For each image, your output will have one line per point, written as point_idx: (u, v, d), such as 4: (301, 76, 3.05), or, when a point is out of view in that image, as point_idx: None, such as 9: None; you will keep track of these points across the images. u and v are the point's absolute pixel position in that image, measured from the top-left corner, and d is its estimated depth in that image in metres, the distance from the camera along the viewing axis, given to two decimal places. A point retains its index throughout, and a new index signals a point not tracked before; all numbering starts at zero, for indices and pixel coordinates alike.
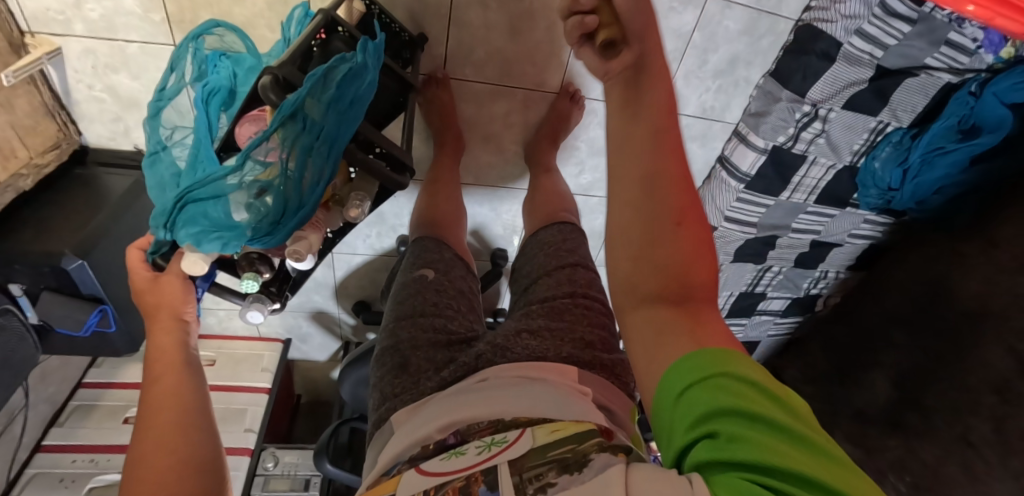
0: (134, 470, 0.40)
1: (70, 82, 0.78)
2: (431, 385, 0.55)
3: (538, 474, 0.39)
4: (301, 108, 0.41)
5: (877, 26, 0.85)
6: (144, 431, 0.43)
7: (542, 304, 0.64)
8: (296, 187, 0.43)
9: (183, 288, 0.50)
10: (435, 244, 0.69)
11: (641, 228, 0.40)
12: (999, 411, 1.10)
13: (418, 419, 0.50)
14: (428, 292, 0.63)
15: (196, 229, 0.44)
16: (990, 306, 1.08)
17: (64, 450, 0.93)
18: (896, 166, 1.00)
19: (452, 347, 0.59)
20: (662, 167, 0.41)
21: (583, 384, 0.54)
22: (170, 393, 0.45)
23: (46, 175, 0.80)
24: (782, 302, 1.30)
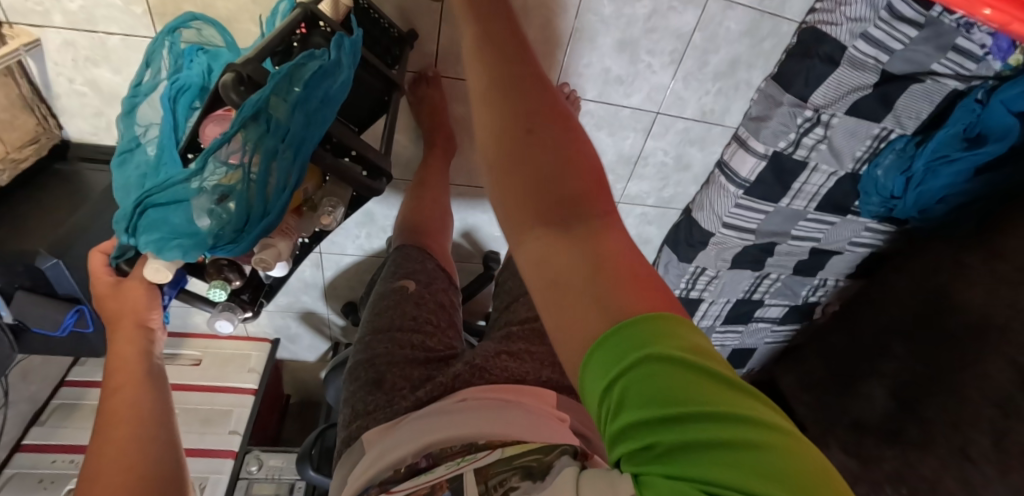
0: (88, 486, 0.38)
1: (51, 75, 0.76)
2: (406, 405, 0.52)
3: (502, 479, 0.38)
4: (263, 107, 0.39)
5: (882, 30, 0.82)
6: (100, 446, 0.41)
7: (522, 326, 0.62)
8: (260, 192, 0.41)
9: (148, 295, 0.47)
10: (417, 254, 0.67)
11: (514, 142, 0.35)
12: (1000, 426, 1.07)
13: (391, 440, 0.48)
14: (407, 305, 0.60)
15: (157, 235, 0.42)
16: (992, 318, 1.05)
17: (45, 451, 0.91)
18: (899, 174, 0.97)
19: (432, 363, 0.56)
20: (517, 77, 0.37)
21: (561, 410, 0.52)
22: (129, 406, 0.43)
23: (25, 170, 0.78)
24: (780, 309, 1.27)
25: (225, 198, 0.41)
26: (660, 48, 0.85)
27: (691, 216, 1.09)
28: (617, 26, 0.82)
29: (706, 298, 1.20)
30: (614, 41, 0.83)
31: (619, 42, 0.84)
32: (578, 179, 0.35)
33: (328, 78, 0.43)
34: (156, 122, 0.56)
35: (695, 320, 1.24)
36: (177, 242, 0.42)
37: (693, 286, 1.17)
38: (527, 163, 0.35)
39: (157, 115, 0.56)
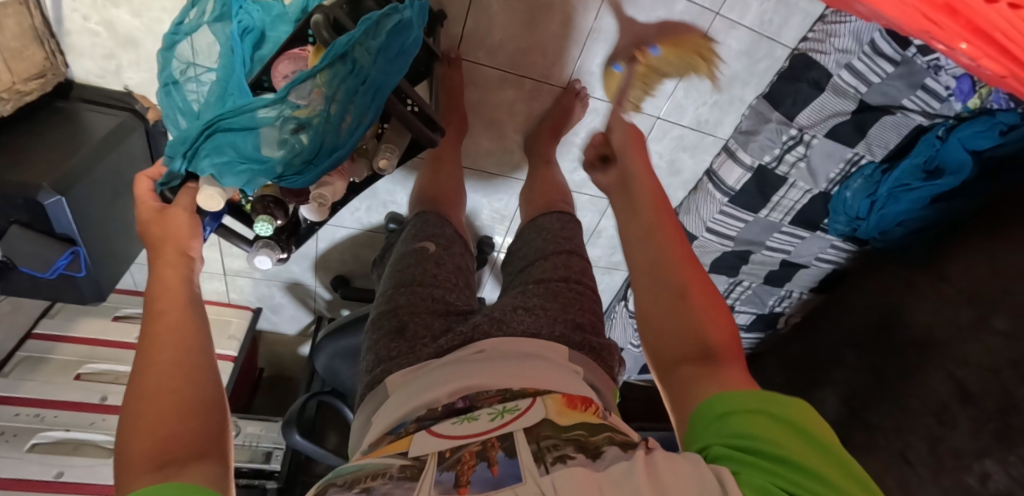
0: (137, 405, 0.42)
1: (66, 11, 0.74)
2: (428, 351, 0.63)
3: (554, 445, 0.42)
4: (351, 51, 0.49)
5: (865, 63, 0.91)
6: (145, 369, 0.44)
7: (538, 284, 0.74)
8: (334, 129, 0.51)
9: (188, 222, 0.56)
10: (438, 220, 0.79)
11: (662, 307, 0.57)
12: (935, 432, 1.11)
13: (420, 383, 0.57)
14: (428, 263, 0.73)
15: (221, 159, 0.51)
16: (936, 335, 1.13)
17: (7, 403, 0.86)
18: (865, 197, 1.07)
19: (451, 316, 0.69)
20: (663, 258, 0.61)
21: (574, 362, 0.63)
22: (171, 333, 0.47)
23: (27, 104, 0.75)
24: (748, 317, 1.36)
25: (300, 130, 0.51)
26: (667, 57, 0.91)
27: (677, 219, 1.17)
28: (631, 32, 0.87)
29: None
30: (628, 44, 0.88)
31: (631, 47, 0.89)
32: (702, 291, 0.57)
33: (404, 32, 0.53)
34: (197, 62, 0.57)
35: None
36: (244, 166, 0.51)
37: None
38: (658, 280, 0.59)
39: (201, 56, 0.57)
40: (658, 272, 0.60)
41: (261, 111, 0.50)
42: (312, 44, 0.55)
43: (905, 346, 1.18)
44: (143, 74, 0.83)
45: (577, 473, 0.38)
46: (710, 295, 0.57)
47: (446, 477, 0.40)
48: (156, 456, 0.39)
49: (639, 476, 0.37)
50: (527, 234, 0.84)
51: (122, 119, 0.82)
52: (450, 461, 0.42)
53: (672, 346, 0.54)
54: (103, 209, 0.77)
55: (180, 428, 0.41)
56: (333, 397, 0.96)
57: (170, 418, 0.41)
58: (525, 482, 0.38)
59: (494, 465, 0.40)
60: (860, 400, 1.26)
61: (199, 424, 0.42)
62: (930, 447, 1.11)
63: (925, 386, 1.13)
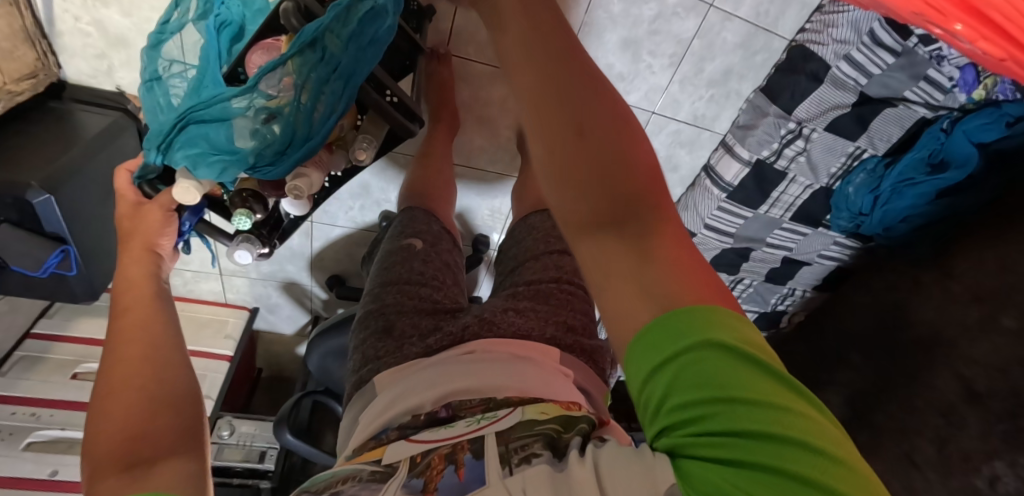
0: (104, 399, 0.44)
1: (57, 11, 0.74)
2: (415, 350, 0.63)
3: (523, 445, 0.42)
4: (321, 38, 0.50)
5: (864, 54, 0.89)
6: (113, 364, 0.46)
7: (528, 287, 0.73)
8: (306, 118, 0.52)
9: (163, 220, 0.58)
10: (425, 216, 0.78)
11: (586, 149, 0.33)
12: (943, 433, 1.08)
13: (403, 386, 0.57)
14: (413, 261, 0.72)
15: (195, 151, 0.53)
16: (943, 334, 1.10)
17: (4, 402, 0.87)
18: (868, 192, 1.05)
19: (439, 317, 0.68)
20: (564, 61, 0.35)
21: (565, 365, 0.63)
22: (134, 328, 0.49)
23: (19, 104, 0.76)
24: (749, 316, 1.33)
25: (270, 118, 0.52)
26: (661, 50, 0.89)
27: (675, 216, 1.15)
28: (623, 25, 0.85)
29: None
30: (621, 38, 0.87)
31: (623, 41, 0.87)
32: (622, 127, 0.35)
33: (377, 19, 0.53)
34: (183, 61, 0.58)
35: None
36: (217, 156, 0.53)
37: None
38: (570, 99, 0.34)
39: (184, 54, 0.58)
40: (593, 107, 0.34)
41: (234, 101, 0.52)
42: (285, 34, 0.55)
43: (911, 344, 1.16)
44: (134, 74, 0.83)
45: (539, 477, 0.38)
46: (625, 129, 0.35)
47: (415, 482, 0.40)
48: (121, 459, 0.40)
49: (586, 470, 0.37)
50: (518, 232, 0.83)
51: (114, 118, 0.82)
52: (420, 467, 0.42)
53: (582, 207, 0.33)
54: (93, 208, 0.78)
55: (148, 431, 0.42)
56: (325, 396, 0.96)
57: (139, 420, 0.42)
58: (487, 485, 0.38)
59: (460, 468, 0.41)
60: (866, 400, 1.23)
61: (163, 425, 0.43)
62: (937, 448, 1.08)
63: (932, 386, 1.10)
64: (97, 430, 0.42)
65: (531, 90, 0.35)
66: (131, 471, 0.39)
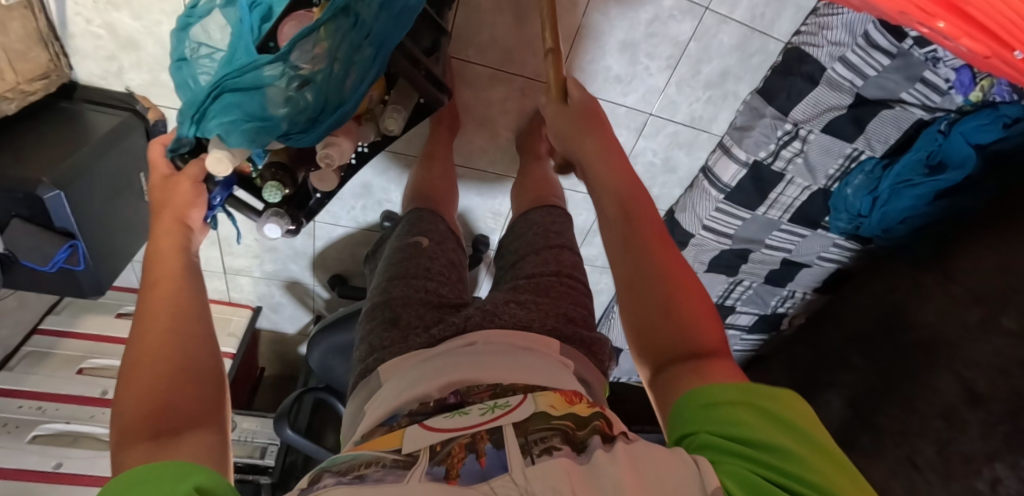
0: (131, 371, 0.45)
1: (69, 14, 0.77)
2: (420, 341, 0.64)
3: (542, 437, 0.42)
4: (353, 6, 0.57)
5: (859, 55, 0.90)
6: (142, 336, 0.47)
7: (529, 280, 0.74)
8: (338, 85, 0.60)
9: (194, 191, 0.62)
10: (431, 216, 0.80)
11: (660, 302, 0.52)
12: (943, 435, 1.08)
13: (410, 376, 0.57)
14: (421, 257, 0.73)
15: (231, 117, 0.59)
16: (944, 336, 1.10)
17: (11, 396, 0.89)
18: (867, 194, 1.06)
19: (444, 310, 0.69)
20: (643, 246, 0.56)
21: (565, 355, 0.64)
22: (163, 299, 0.50)
23: (32, 104, 0.78)
24: (750, 317, 1.34)
25: (303, 85, 0.59)
26: (658, 53, 0.91)
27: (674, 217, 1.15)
28: (620, 28, 0.87)
29: None
30: (618, 41, 0.89)
31: (620, 43, 0.89)
32: (684, 284, 0.53)
33: None
34: (209, 42, 0.65)
35: None
36: (251, 124, 0.59)
37: None
38: (645, 272, 0.55)
39: (210, 36, 0.65)
40: (658, 282, 0.53)
41: (268, 69, 0.58)
42: (316, 5, 0.60)
43: (911, 346, 1.15)
44: (143, 75, 0.85)
45: (565, 468, 0.38)
46: (696, 295, 0.53)
47: (437, 470, 0.39)
48: (147, 427, 0.41)
49: (618, 466, 0.39)
50: (517, 229, 0.84)
51: (123, 118, 0.84)
52: (440, 455, 0.41)
53: (664, 343, 0.51)
54: (101, 204, 0.80)
55: (174, 402, 0.43)
56: (326, 393, 0.97)
57: (164, 393, 0.43)
58: (513, 473, 0.38)
59: (482, 457, 0.40)
60: (867, 403, 1.23)
61: (190, 397, 0.44)
62: (937, 451, 1.08)
63: (932, 388, 1.10)
64: (123, 399, 0.43)
65: (626, 260, 0.56)
66: (158, 444, 0.40)
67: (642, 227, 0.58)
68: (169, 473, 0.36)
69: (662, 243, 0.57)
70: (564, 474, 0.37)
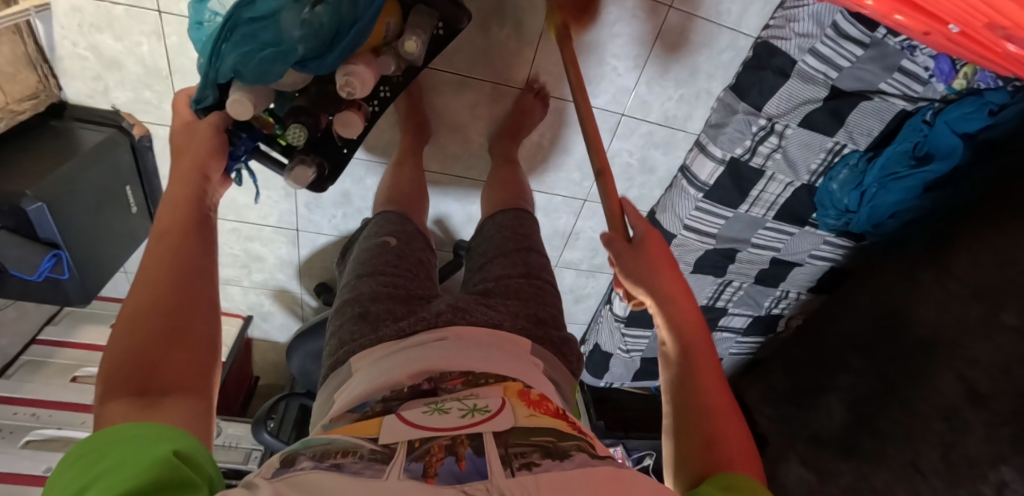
0: (130, 319, 0.45)
1: (57, 38, 0.82)
2: (389, 331, 0.64)
3: (521, 452, 0.41)
4: None
5: (830, 46, 0.89)
6: (144, 283, 0.47)
7: (498, 283, 0.74)
8: (347, 6, 0.66)
9: (212, 138, 0.67)
10: (399, 218, 0.81)
11: (695, 409, 0.55)
12: (948, 439, 1.02)
13: (383, 365, 0.58)
14: (388, 254, 0.75)
15: (249, 49, 0.66)
16: (942, 335, 1.05)
17: (6, 402, 0.93)
18: (853, 189, 1.03)
19: (412, 303, 0.70)
20: (688, 342, 0.60)
21: (536, 355, 0.64)
22: (167, 247, 0.51)
23: (21, 123, 0.82)
24: (744, 320, 1.31)
25: (316, 7, 0.66)
26: (624, 53, 0.91)
27: (655, 218, 1.14)
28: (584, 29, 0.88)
29: None
30: (584, 41, 0.89)
31: (583, 45, 0.90)
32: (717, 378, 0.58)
33: None
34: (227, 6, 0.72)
35: None
36: (268, 51, 0.65)
37: None
38: (683, 362, 0.59)
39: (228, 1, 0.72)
40: (695, 376, 0.57)
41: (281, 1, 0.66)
42: None
43: (913, 345, 1.10)
44: (128, 93, 0.89)
45: (543, 481, 0.37)
46: (737, 442, 0.53)
47: (415, 467, 0.39)
48: (135, 379, 0.42)
49: (597, 481, 0.39)
50: (487, 230, 0.84)
51: (109, 134, 0.88)
52: (419, 452, 0.40)
53: (694, 469, 0.52)
54: (87, 217, 0.84)
55: (167, 361, 0.43)
56: (306, 398, 0.99)
57: (156, 349, 0.44)
58: (491, 480, 0.37)
59: (461, 460, 0.39)
60: (869, 407, 1.18)
61: (184, 358, 0.45)
62: (942, 456, 1.02)
63: (935, 389, 1.05)
64: (114, 346, 0.44)
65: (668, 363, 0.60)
66: (144, 399, 0.41)
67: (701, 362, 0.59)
68: (158, 438, 0.36)
69: (702, 335, 0.61)
70: (539, 485, 0.36)
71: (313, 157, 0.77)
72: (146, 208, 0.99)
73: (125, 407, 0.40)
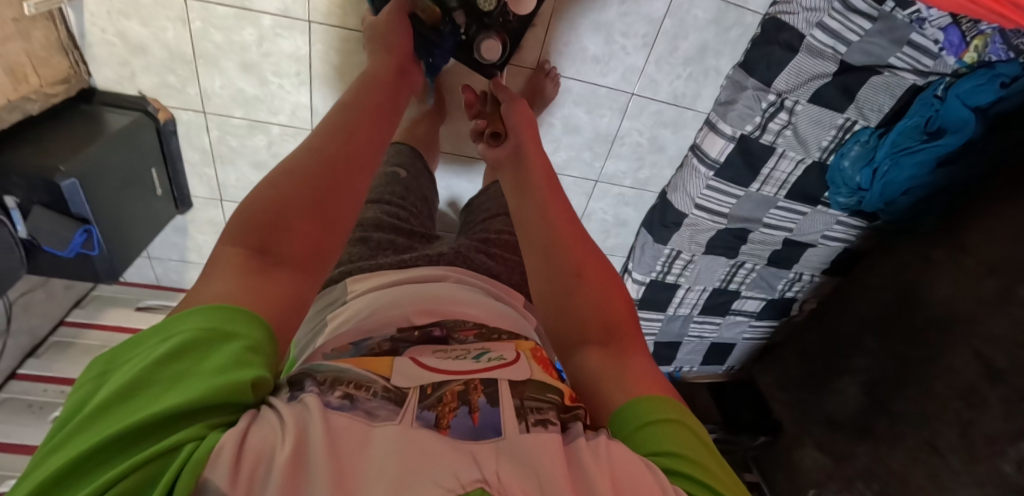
0: (288, 172, 0.47)
1: (86, 25, 0.85)
2: (388, 260, 0.71)
3: (537, 408, 0.43)
4: None
5: (838, 20, 0.89)
6: (315, 147, 0.50)
7: (498, 236, 0.78)
8: None
9: (396, 24, 0.73)
10: (410, 152, 0.87)
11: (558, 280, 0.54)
12: (965, 417, 1.03)
13: (377, 296, 0.60)
14: (398, 185, 0.81)
15: None
16: (959, 312, 1.05)
17: (38, 380, 0.99)
18: (865, 165, 1.03)
19: (414, 239, 0.77)
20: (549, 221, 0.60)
21: (525, 309, 0.69)
22: (350, 126, 0.54)
23: (53, 105, 0.86)
24: (757, 303, 1.33)
25: None
26: (633, 31, 0.92)
27: (666, 198, 1.14)
28: (592, 9, 0.89)
29: (683, 284, 1.24)
30: (593, 21, 0.91)
31: (593, 24, 0.91)
32: (579, 243, 0.58)
33: None
34: None
35: (672, 307, 1.28)
36: None
37: (669, 269, 1.21)
38: (546, 234, 0.59)
39: None
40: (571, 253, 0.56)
41: None
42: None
43: (928, 324, 1.10)
44: (153, 78, 0.92)
45: (551, 446, 0.38)
46: (608, 280, 0.54)
47: (427, 416, 0.40)
48: (264, 230, 0.43)
49: (600, 456, 0.38)
50: (491, 190, 0.87)
51: (135, 117, 0.91)
52: (431, 400, 0.42)
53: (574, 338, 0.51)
54: (116, 198, 0.88)
55: (287, 235, 0.44)
56: None
57: (285, 216, 0.44)
58: (504, 437, 0.39)
59: (474, 413, 0.41)
60: (885, 388, 1.18)
61: (308, 232, 0.45)
62: (960, 434, 1.03)
63: (951, 366, 1.05)
64: (266, 189, 0.46)
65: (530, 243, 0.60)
66: (257, 265, 0.41)
67: (553, 218, 0.61)
68: (230, 348, 0.35)
69: (558, 208, 0.62)
70: (550, 453, 0.38)
71: (496, 29, 0.79)
72: (169, 191, 1.03)
73: (243, 263, 0.41)
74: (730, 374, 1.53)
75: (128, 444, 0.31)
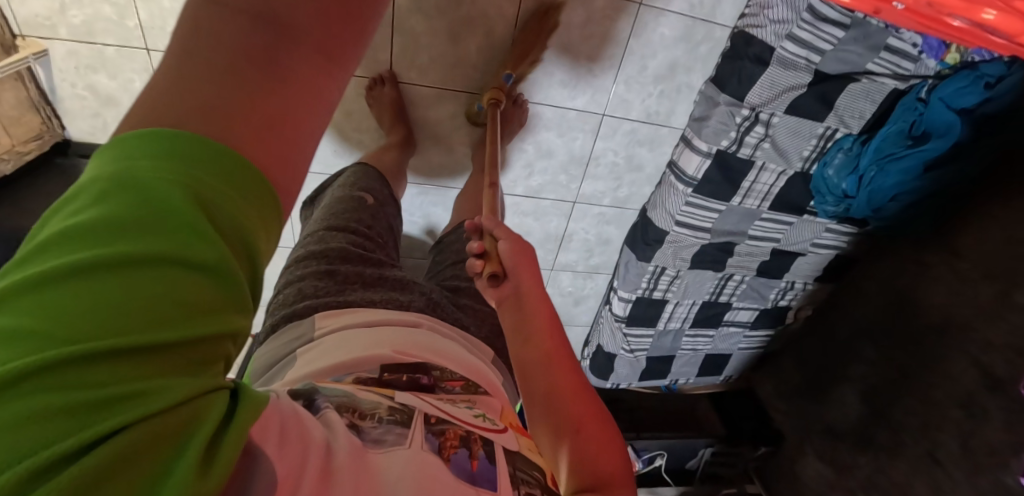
0: None
1: (57, 81, 0.86)
2: (356, 294, 0.67)
3: (525, 480, 0.41)
4: None
5: (808, 30, 0.85)
6: None
7: (471, 284, 0.78)
8: None
9: None
10: (376, 176, 0.86)
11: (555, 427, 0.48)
12: (965, 428, 0.99)
13: (342, 343, 0.56)
14: (361, 211, 0.79)
15: None
16: (954, 318, 1.02)
17: None
18: (850, 173, 1.00)
19: (382, 267, 0.73)
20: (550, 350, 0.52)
21: (494, 363, 0.65)
22: None
23: (29, 161, 0.88)
24: (749, 313, 1.31)
25: None
26: (599, 54, 0.91)
27: (646, 216, 1.12)
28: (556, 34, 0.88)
29: (670, 300, 1.22)
30: (559, 44, 0.89)
31: (560, 47, 0.89)
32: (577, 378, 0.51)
33: None
34: None
35: (661, 322, 1.26)
36: None
37: (654, 286, 1.18)
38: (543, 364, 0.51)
39: None
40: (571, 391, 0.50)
41: None
42: None
43: (924, 332, 1.07)
44: None
45: None
46: (602, 424, 0.49)
47: (432, 437, 0.40)
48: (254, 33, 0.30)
49: None
50: (450, 238, 0.88)
51: None
52: (437, 428, 0.41)
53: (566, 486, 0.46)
54: None
55: (284, 57, 0.31)
56: None
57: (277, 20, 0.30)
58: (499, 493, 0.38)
59: (473, 459, 0.40)
60: (883, 397, 1.15)
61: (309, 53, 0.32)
62: (961, 445, 1.00)
63: (950, 375, 1.02)
64: None
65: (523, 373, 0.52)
66: (256, 72, 0.30)
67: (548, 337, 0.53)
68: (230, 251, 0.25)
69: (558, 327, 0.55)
70: None
71: None
72: None
73: (222, 76, 0.28)
74: (727, 383, 1.52)
75: (81, 374, 0.20)
